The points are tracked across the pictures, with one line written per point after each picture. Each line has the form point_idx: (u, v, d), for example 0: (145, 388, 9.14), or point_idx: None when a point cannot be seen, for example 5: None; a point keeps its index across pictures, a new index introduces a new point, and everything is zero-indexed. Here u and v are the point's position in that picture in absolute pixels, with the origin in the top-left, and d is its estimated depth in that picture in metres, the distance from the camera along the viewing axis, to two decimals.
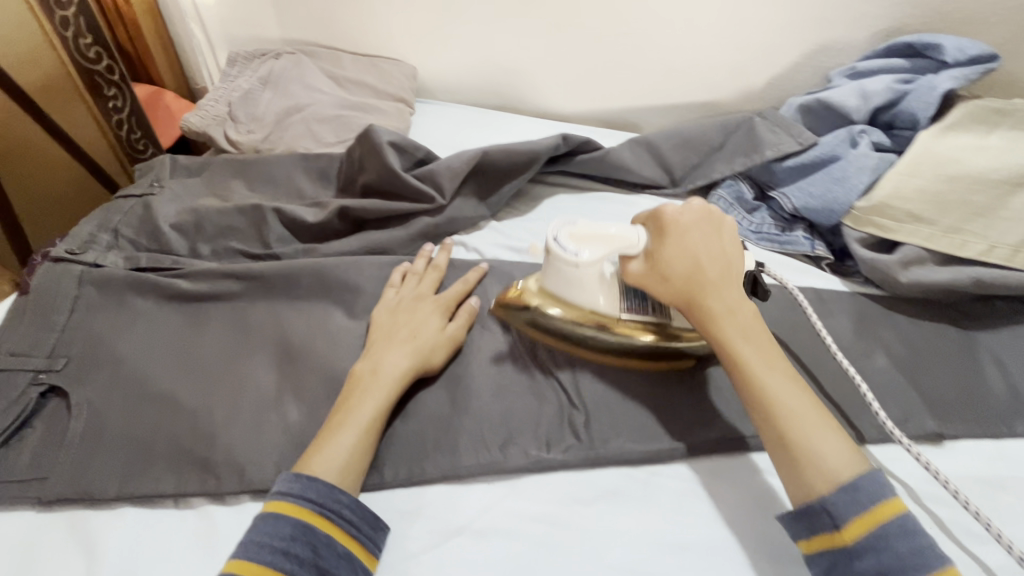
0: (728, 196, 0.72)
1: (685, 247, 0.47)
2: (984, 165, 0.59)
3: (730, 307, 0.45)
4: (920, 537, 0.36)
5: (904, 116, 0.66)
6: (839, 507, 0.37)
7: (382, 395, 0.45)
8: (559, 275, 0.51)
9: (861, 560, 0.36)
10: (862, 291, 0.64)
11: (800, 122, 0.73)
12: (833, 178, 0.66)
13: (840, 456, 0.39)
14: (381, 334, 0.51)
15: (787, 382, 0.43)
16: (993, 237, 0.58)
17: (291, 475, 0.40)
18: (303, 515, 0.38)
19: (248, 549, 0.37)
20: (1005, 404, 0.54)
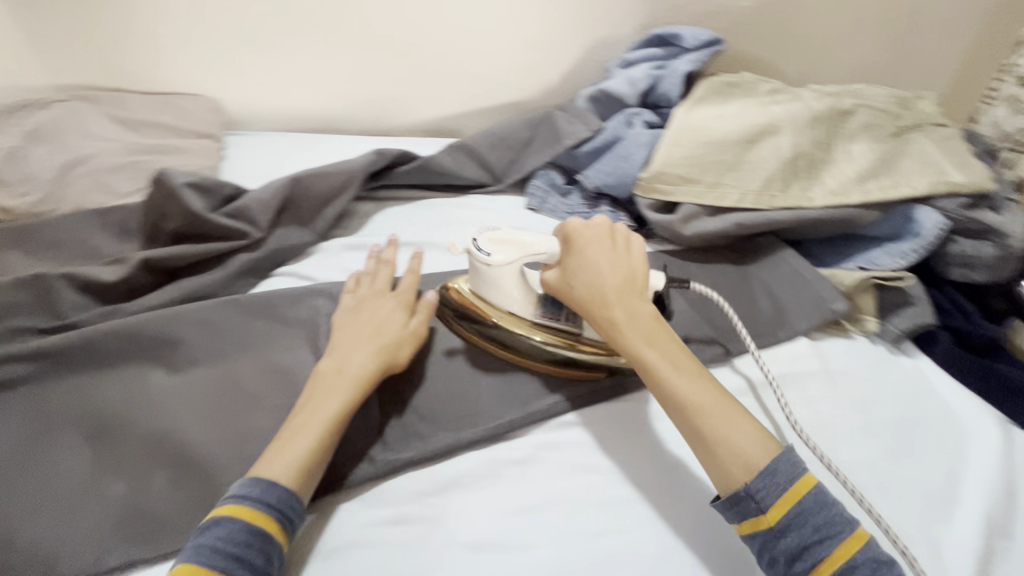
0: (542, 184, 0.80)
1: (587, 262, 0.52)
2: (724, 130, 0.72)
3: (643, 321, 0.50)
4: (830, 510, 0.41)
5: (663, 98, 0.78)
6: (761, 491, 0.42)
7: (337, 398, 0.47)
8: (479, 276, 0.56)
9: (785, 537, 0.41)
10: (661, 249, 0.75)
11: (591, 111, 0.81)
12: (620, 156, 0.75)
13: (750, 443, 0.44)
14: (343, 332, 0.53)
15: (695, 379, 0.47)
16: (742, 185, 0.71)
17: (250, 480, 0.42)
18: (258, 522, 0.40)
19: (199, 550, 0.38)
20: (772, 319, 0.66)
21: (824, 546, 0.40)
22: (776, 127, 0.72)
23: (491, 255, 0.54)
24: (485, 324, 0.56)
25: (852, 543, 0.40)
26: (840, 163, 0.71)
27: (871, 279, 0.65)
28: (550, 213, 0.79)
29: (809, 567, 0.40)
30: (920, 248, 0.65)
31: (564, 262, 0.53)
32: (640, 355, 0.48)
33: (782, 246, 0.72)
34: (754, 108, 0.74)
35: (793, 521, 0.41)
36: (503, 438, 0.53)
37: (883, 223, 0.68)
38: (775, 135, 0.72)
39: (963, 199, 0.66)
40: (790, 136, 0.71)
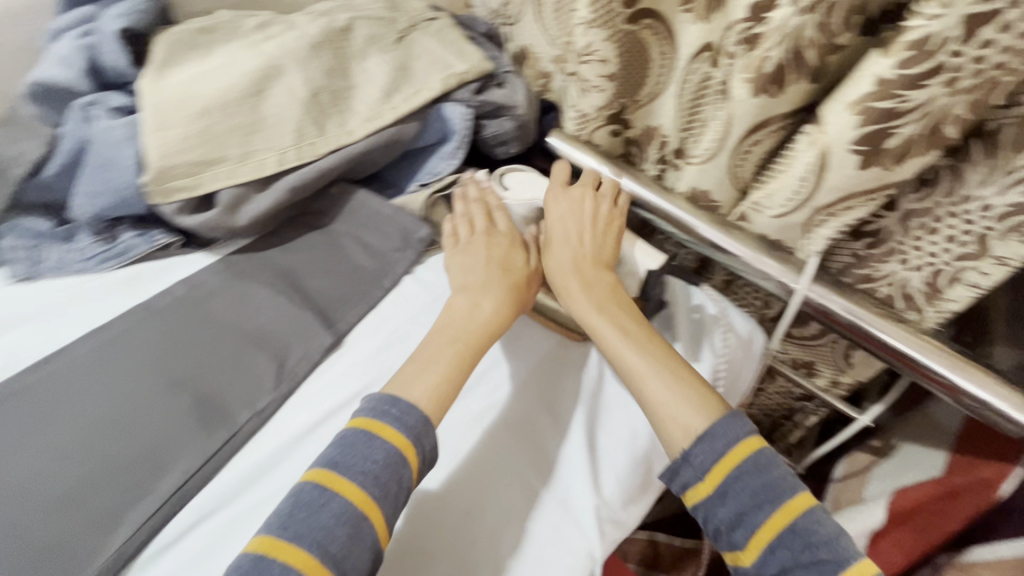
0: (20, 240, 0.56)
1: (565, 226, 0.56)
2: (218, 87, 0.59)
3: (599, 293, 0.53)
4: (776, 474, 0.44)
5: (118, 71, 0.59)
6: (700, 456, 0.45)
7: (434, 380, 0.47)
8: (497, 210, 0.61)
9: (724, 505, 0.44)
10: (228, 252, 0.61)
11: (36, 116, 0.58)
12: (100, 166, 0.56)
13: (692, 410, 0.47)
14: (460, 273, 0.55)
15: (643, 351, 0.50)
16: (276, 144, 0.61)
17: (378, 398, 0.45)
18: (394, 438, 0.43)
19: (340, 462, 0.42)
20: (373, 269, 0.60)
21: (761, 511, 0.42)
22: (279, 66, 0.62)
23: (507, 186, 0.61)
24: None
25: (799, 503, 0.42)
26: (363, 85, 0.66)
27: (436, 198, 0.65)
28: (56, 273, 0.57)
29: (747, 534, 0.43)
30: (461, 145, 0.67)
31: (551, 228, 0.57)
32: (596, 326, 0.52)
33: (354, 189, 0.65)
34: (244, 52, 0.62)
35: (730, 488, 0.44)
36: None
37: (426, 131, 0.68)
38: (283, 76, 0.62)
39: (472, 86, 0.68)
40: (299, 74, 0.63)
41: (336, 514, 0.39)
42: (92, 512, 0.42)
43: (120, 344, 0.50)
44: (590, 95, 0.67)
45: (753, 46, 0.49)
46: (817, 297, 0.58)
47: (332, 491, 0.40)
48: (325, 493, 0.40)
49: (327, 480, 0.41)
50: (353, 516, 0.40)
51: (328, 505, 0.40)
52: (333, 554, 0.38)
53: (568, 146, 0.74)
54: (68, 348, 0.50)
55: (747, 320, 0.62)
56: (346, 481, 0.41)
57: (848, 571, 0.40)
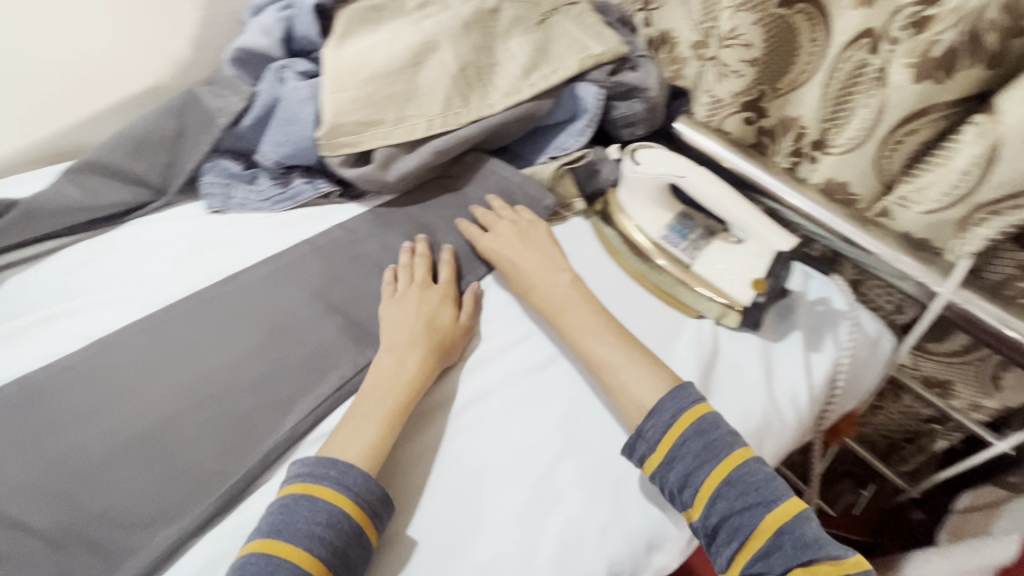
0: (217, 178, 0.67)
1: (519, 246, 0.60)
2: (384, 58, 0.67)
3: (567, 291, 0.56)
4: (713, 434, 0.45)
5: (306, 41, 0.68)
6: (650, 430, 0.46)
7: (394, 379, 0.50)
8: (629, 183, 0.61)
9: (672, 471, 0.44)
10: (376, 204, 0.68)
11: (241, 76, 0.69)
12: (286, 120, 0.65)
13: (650, 390, 0.48)
14: (396, 307, 0.56)
15: (605, 339, 0.52)
16: (427, 111, 0.67)
17: (306, 461, 0.44)
18: (339, 501, 0.42)
19: (283, 529, 0.41)
20: None
21: (758, 511, 0.41)
22: (436, 42, 0.69)
23: (640, 161, 0.59)
24: (631, 238, 0.62)
25: (737, 457, 0.44)
26: (505, 63, 0.71)
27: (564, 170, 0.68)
28: (241, 208, 0.67)
29: (743, 542, 0.41)
30: (592, 122, 0.70)
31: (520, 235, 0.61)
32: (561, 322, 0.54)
33: (487, 158, 0.71)
34: (407, 28, 0.69)
35: (676, 454, 0.45)
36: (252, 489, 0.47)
37: (558, 109, 0.72)
38: (437, 51, 0.69)
39: (607, 67, 0.71)
40: (452, 50, 0.69)
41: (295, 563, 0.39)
42: (269, 397, 0.50)
43: (289, 270, 0.59)
44: (726, 81, 0.68)
45: (922, 30, 0.49)
46: (964, 304, 0.54)
47: (280, 559, 0.39)
48: (270, 563, 0.39)
49: (271, 549, 0.40)
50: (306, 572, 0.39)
51: (281, 564, 0.39)
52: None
53: (693, 131, 0.72)
54: (251, 268, 0.59)
55: (874, 319, 0.60)
56: (291, 545, 0.40)
57: (771, 514, 0.41)
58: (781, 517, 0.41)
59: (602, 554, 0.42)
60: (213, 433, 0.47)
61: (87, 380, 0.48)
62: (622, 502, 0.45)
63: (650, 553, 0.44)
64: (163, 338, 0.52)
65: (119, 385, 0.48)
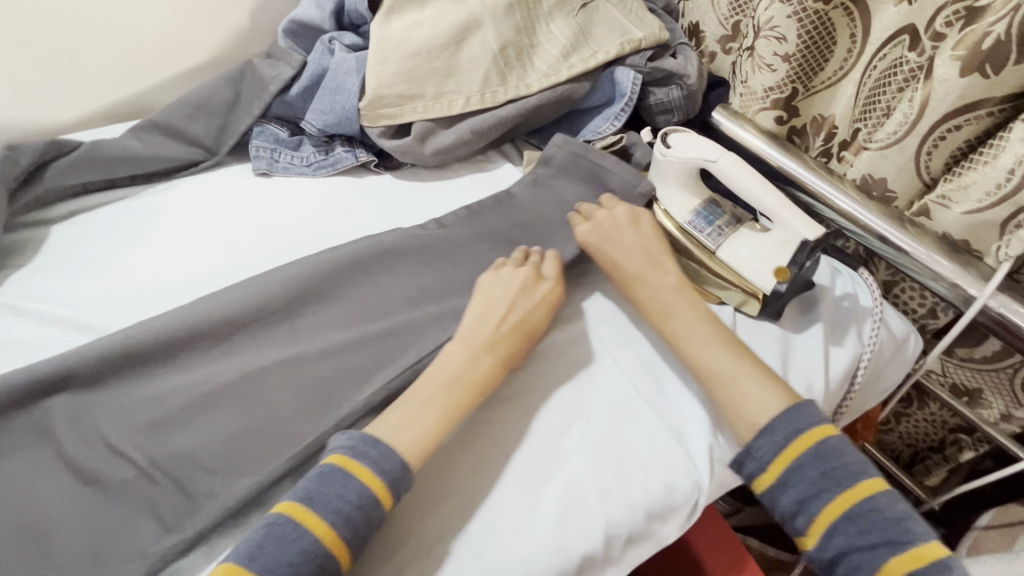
0: (265, 143, 0.71)
1: (622, 243, 0.56)
2: (429, 35, 0.69)
3: (677, 292, 0.53)
4: (835, 462, 0.43)
5: (356, 15, 0.71)
6: (761, 448, 0.45)
7: (470, 373, 0.48)
8: (658, 167, 0.61)
9: (784, 496, 0.44)
10: (410, 178, 0.72)
11: (293, 47, 0.73)
12: (331, 90, 0.69)
13: (766, 404, 0.46)
14: (485, 306, 0.52)
15: (717, 347, 0.50)
16: (465, 89, 0.70)
17: (356, 437, 0.44)
18: (371, 481, 0.41)
19: (315, 499, 0.40)
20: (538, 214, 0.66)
21: (883, 551, 0.40)
22: (479, 21, 0.70)
23: (672, 146, 0.59)
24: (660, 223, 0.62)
25: (861, 491, 0.42)
26: (545, 45, 0.72)
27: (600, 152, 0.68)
28: (285, 172, 0.70)
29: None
30: (628, 106, 0.70)
31: (627, 225, 0.57)
32: (671, 329, 0.52)
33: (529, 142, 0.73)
34: (452, 6, 0.71)
35: (790, 478, 0.44)
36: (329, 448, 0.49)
37: (595, 93, 0.73)
38: (479, 30, 0.70)
39: (646, 52, 0.72)
40: (494, 29, 0.70)
41: (317, 543, 0.39)
42: (352, 365, 0.50)
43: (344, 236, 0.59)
44: (760, 74, 0.67)
45: (974, 21, 0.48)
46: (999, 308, 0.53)
47: (305, 530, 0.39)
48: (297, 531, 0.39)
49: (300, 519, 0.40)
50: (326, 549, 0.39)
51: (304, 538, 0.39)
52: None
53: (734, 123, 0.72)
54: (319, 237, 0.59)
55: (902, 319, 0.59)
56: (319, 520, 0.39)
57: (900, 556, 0.40)
58: (912, 561, 0.39)
59: (602, 514, 0.44)
60: (302, 394, 0.48)
61: (186, 330, 0.49)
62: (635, 472, 0.46)
63: (650, 523, 0.45)
64: (256, 289, 0.51)
65: (217, 339, 0.50)
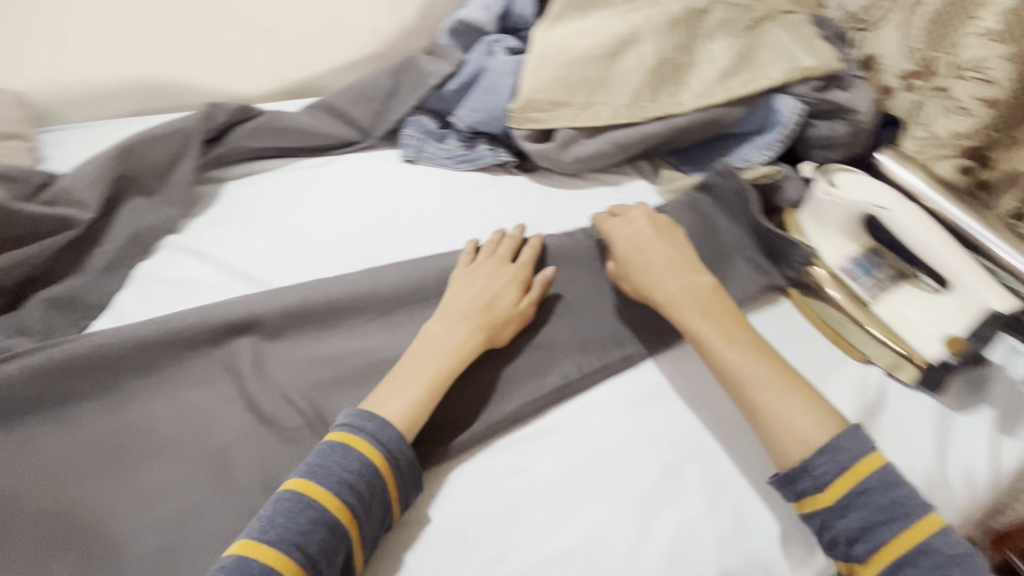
0: (415, 132, 0.75)
1: (642, 244, 0.55)
2: (587, 45, 0.69)
3: (710, 296, 0.52)
4: (905, 491, 0.41)
5: (519, 19, 0.74)
6: (822, 467, 0.42)
7: (442, 359, 0.48)
8: (818, 205, 0.58)
9: (845, 518, 0.41)
10: (544, 183, 0.72)
11: (454, 45, 0.76)
12: (487, 89, 0.71)
13: (813, 423, 0.44)
14: (464, 285, 0.54)
15: (742, 352, 0.48)
16: (613, 101, 0.69)
17: (356, 411, 0.45)
18: (372, 455, 0.42)
19: (318, 470, 0.41)
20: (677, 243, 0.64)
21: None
22: (638, 35, 0.70)
23: (840, 185, 0.56)
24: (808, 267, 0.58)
25: (928, 527, 0.40)
26: (702, 64, 0.70)
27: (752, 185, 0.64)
28: (429, 161, 0.74)
29: None
30: (784, 136, 0.67)
31: (653, 230, 0.56)
32: (696, 334, 0.50)
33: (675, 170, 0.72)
34: (613, 18, 0.71)
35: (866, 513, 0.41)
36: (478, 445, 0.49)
37: (748, 119, 0.69)
38: (637, 44, 0.70)
39: (815, 82, 0.68)
40: (653, 44, 0.69)
41: (320, 512, 0.39)
42: (496, 367, 0.53)
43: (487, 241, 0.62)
44: (951, 119, 0.61)
45: None
46: None
47: (310, 500, 0.40)
48: (302, 501, 0.39)
49: (306, 489, 0.40)
50: (333, 521, 0.39)
51: (308, 509, 0.39)
52: (311, 555, 0.38)
53: (899, 165, 0.64)
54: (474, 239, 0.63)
55: None
56: (321, 487, 0.40)
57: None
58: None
59: (716, 560, 0.43)
60: (452, 383, 0.51)
61: (360, 306, 0.54)
62: (756, 528, 0.45)
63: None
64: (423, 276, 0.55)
65: (382, 321, 0.54)
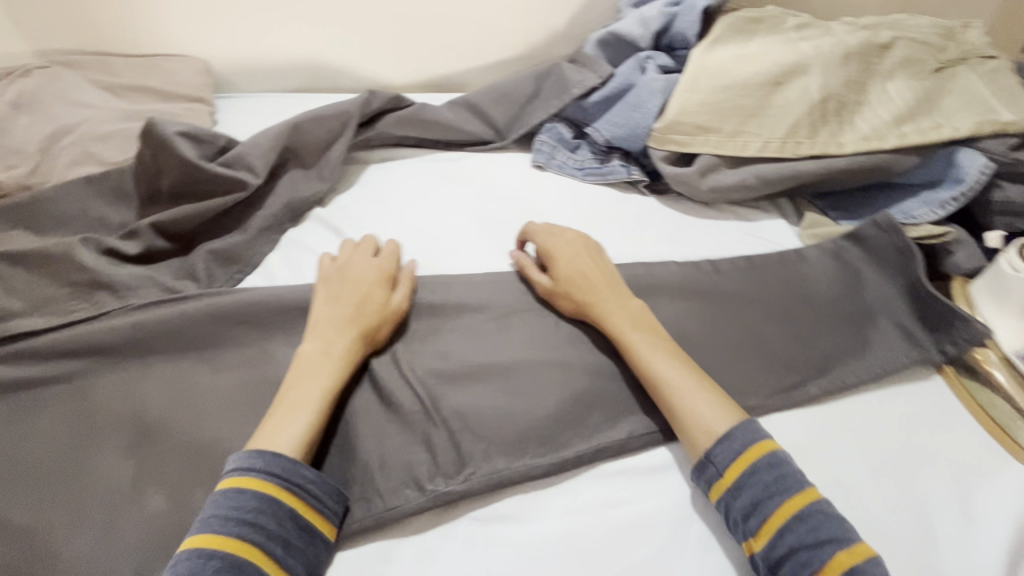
0: (549, 139, 0.75)
1: (569, 261, 0.57)
2: (747, 72, 0.66)
3: (631, 312, 0.53)
4: (785, 469, 0.43)
5: (678, 37, 0.72)
6: (718, 455, 0.44)
7: (332, 373, 0.47)
8: (1002, 282, 0.53)
9: (739, 497, 0.43)
10: (675, 208, 0.70)
11: (601, 57, 0.75)
12: (631, 105, 0.70)
13: (714, 416, 0.46)
14: (330, 290, 0.53)
15: (664, 356, 0.50)
16: (765, 133, 0.66)
17: (242, 453, 0.42)
18: (268, 490, 0.40)
19: (213, 520, 0.39)
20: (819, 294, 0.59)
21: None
22: (806, 66, 0.65)
23: None
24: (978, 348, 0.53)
25: (804, 500, 0.41)
26: (874, 104, 0.65)
27: (915, 243, 0.59)
28: (558, 169, 0.74)
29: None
30: (960, 196, 0.60)
31: (585, 249, 0.58)
32: (624, 342, 0.51)
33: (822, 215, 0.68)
34: (780, 46, 0.67)
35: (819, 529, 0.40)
36: (587, 467, 0.48)
37: (919, 170, 0.63)
38: (803, 76, 0.65)
39: (1011, 139, 0.60)
40: (821, 77, 0.65)
41: (226, 557, 0.37)
42: (609, 391, 0.52)
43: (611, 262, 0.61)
44: None
45: None
46: None
47: (213, 548, 0.38)
48: (202, 556, 0.37)
49: (207, 542, 0.38)
50: (245, 563, 0.37)
51: (211, 561, 0.37)
52: None
53: None
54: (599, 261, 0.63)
55: None
56: (223, 534, 0.38)
57: (845, 552, 0.39)
58: (857, 557, 0.38)
59: None
60: (564, 398, 0.50)
61: (481, 307, 0.57)
62: None
63: None
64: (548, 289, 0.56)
65: (500, 324, 0.56)
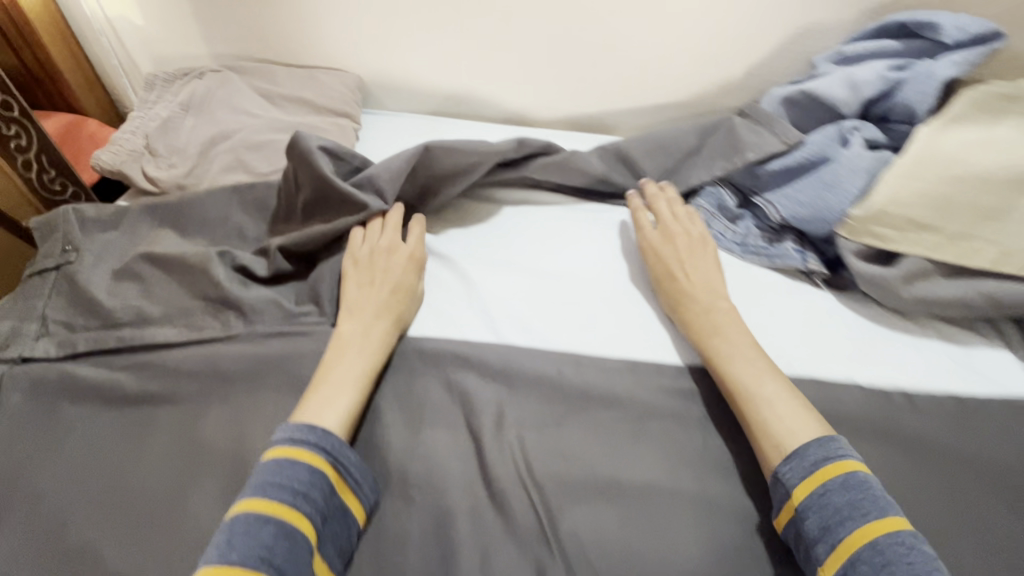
0: (707, 205, 0.65)
1: (664, 260, 0.58)
2: (993, 162, 0.52)
3: (716, 316, 0.53)
4: (864, 491, 0.40)
5: (899, 108, 0.59)
6: (787, 474, 0.42)
7: (367, 355, 0.50)
8: None
9: (807, 520, 0.40)
10: (859, 313, 0.58)
11: (784, 116, 0.65)
12: (824, 183, 0.58)
13: (800, 433, 0.44)
14: (359, 275, 0.55)
15: (746, 363, 0.49)
16: (1008, 241, 0.52)
17: (293, 425, 0.44)
18: (318, 464, 0.42)
19: (267, 488, 0.40)
20: None
21: None
22: None
23: None
24: None
25: (888, 525, 0.38)
26: None
27: None
28: (714, 241, 0.64)
29: None
30: None
31: (677, 244, 0.59)
32: (706, 347, 0.51)
33: None
34: None
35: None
36: None
37: None
38: None
39: None
40: None
41: (280, 526, 0.38)
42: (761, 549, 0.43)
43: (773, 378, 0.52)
44: None
45: None
46: None
47: (268, 515, 0.39)
48: (259, 519, 0.38)
49: (263, 507, 0.39)
50: (293, 532, 0.39)
51: (266, 526, 0.38)
52: (277, 566, 0.37)
53: None
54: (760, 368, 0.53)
55: None
56: (277, 501, 0.39)
57: None
58: None
59: None
60: (704, 546, 0.43)
61: (618, 403, 0.50)
62: None
63: None
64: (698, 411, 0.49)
65: (634, 430, 0.49)
